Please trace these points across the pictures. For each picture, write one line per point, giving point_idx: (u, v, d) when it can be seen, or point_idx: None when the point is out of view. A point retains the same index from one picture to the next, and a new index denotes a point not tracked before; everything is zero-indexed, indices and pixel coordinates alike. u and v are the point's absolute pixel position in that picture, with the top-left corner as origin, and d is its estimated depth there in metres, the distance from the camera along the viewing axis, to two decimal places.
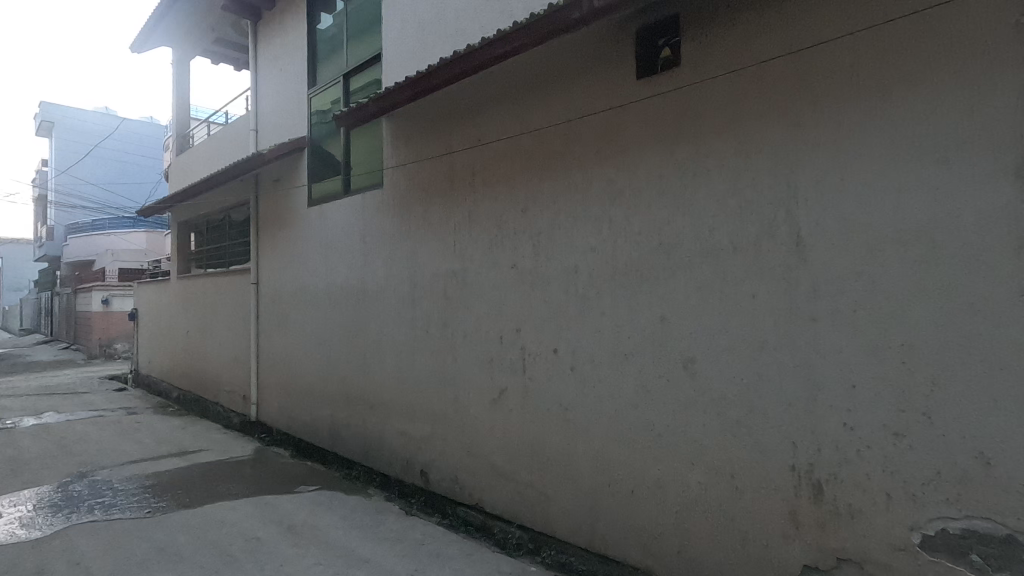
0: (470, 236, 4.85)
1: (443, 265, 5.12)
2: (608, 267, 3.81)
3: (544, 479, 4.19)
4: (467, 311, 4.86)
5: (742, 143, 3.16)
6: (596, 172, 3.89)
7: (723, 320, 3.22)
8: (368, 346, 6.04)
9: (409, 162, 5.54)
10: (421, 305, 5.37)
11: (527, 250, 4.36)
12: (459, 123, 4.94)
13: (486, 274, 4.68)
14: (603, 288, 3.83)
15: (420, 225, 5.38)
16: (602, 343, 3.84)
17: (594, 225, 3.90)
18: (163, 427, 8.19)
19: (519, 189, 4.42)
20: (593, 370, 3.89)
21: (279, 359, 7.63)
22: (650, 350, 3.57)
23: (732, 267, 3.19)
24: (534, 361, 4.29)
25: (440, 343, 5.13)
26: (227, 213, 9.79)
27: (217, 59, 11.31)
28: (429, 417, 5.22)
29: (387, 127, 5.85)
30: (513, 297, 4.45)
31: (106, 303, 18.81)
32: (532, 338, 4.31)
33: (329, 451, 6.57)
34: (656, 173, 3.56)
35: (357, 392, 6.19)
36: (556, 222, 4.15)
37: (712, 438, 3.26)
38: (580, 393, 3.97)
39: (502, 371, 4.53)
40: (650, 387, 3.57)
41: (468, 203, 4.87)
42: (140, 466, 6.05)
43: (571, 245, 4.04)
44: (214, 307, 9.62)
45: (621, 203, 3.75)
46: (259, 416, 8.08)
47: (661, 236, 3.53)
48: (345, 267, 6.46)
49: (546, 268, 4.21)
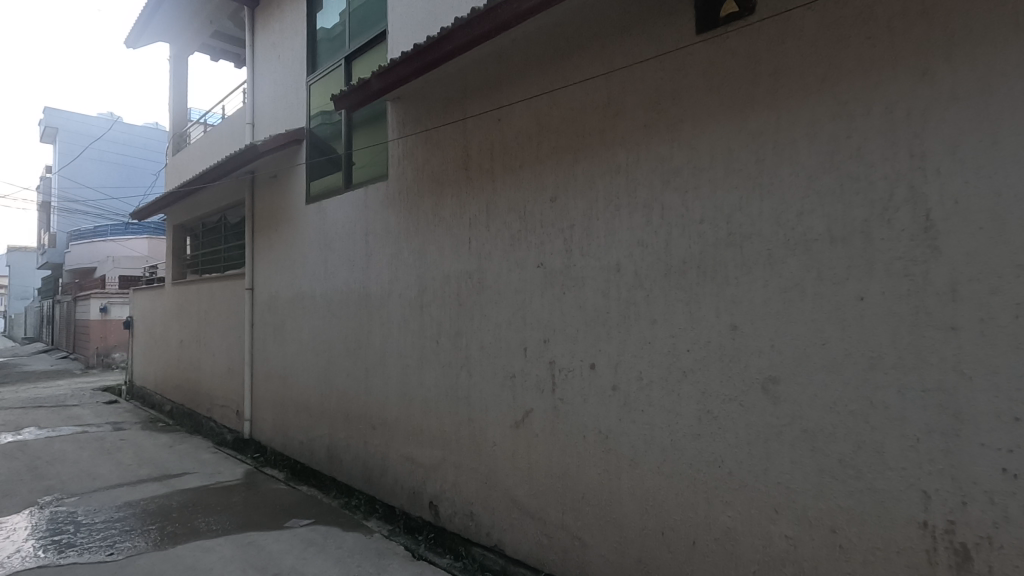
0: (488, 232, 4.18)
1: (456, 266, 4.45)
2: (660, 264, 3.12)
3: (578, 520, 3.49)
4: (484, 319, 4.18)
5: (842, 103, 2.48)
6: (644, 149, 3.22)
7: (818, 330, 2.52)
8: (370, 358, 5.37)
9: (418, 150, 4.88)
10: (430, 313, 4.69)
11: (556, 246, 3.68)
12: (476, 101, 4.29)
13: (507, 276, 4.00)
14: (653, 290, 3.14)
15: (429, 220, 4.73)
16: (652, 358, 3.14)
17: (641, 214, 3.23)
18: (148, 446, 7.52)
19: (548, 175, 3.75)
20: (640, 391, 3.19)
21: (275, 373, 6.96)
22: (717, 367, 2.86)
23: (830, 262, 2.49)
24: (566, 378, 3.59)
25: (452, 356, 4.46)
26: (222, 215, 9.16)
27: (217, 55, 10.74)
28: (440, 441, 4.53)
29: (394, 111, 5.21)
30: (540, 303, 3.77)
31: (105, 311, 18.28)
32: (563, 351, 3.62)
33: (326, 476, 5.88)
34: (723, 148, 2.88)
35: (358, 410, 5.51)
36: (593, 212, 3.47)
37: (804, 481, 2.55)
38: (624, 418, 3.27)
39: (526, 390, 3.84)
40: (716, 412, 2.86)
41: (486, 193, 4.21)
42: (113, 493, 5.39)
43: (611, 239, 3.36)
44: (208, 315, 8.99)
45: (676, 186, 3.07)
46: (253, 434, 7.41)
47: (730, 224, 2.84)
48: (345, 269, 5.80)
49: (581, 267, 3.52)
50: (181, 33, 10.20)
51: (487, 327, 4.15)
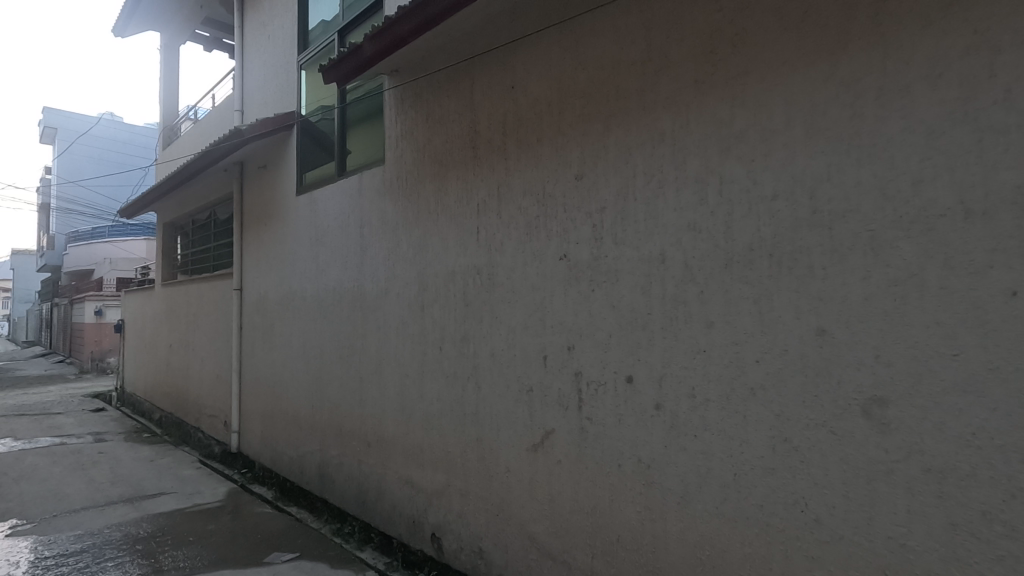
0: (499, 219, 3.56)
1: (461, 261, 3.83)
2: (717, 254, 2.50)
3: (611, 568, 2.86)
4: (496, 321, 3.55)
5: (981, 31, 1.84)
6: (695, 111, 2.60)
7: (947, 336, 1.89)
8: (365, 366, 4.76)
9: (419, 128, 4.27)
10: (432, 315, 4.07)
11: (583, 233, 3.06)
12: (486, 69, 3.69)
13: (523, 271, 3.39)
14: (709, 286, 2.52)
15: (431, 207, 4.11)
16: (708, 370, 2.52)
17: (692, 191, 2.60)
18: (128, 460, 6.93)
19: (573, 149, 3.13)
20: (693, 412, 2.56)
21: (264, 382, 6.36)
22: (798, 383, 2.23)
23: (964, 244, 1.86)
24: (596, 394, 2.97)
25: (457, 364, 3.84)
26: (211, 210, 8.57)
27: (209, 44, 10.18)
28: (443, 464, 3.91)
29: (391, 87, 4.61)
30: (562, 303, 3.15)
31: (100, 314, 17.80)
32: (591, 360, 2.99)
33: (318, 497, 5.26)
34: (804, 103, 2.25)
35: (351, 425, 4.90)
36: (630, 190, 2.85)
37: (927, 538, 1.91)
38: (671, 445, 2.64)
39: (546, 407, 3.22)
40: (797, 442, 2.23)
41: (497, 174, 3.59)
42: (76, 519, 4.80)
43: (653, 223, 2.74)
44: (197, 318, 8.40)
45: (739, 155, 2.44)
46: (241, 447, 6.81)
47: (814, 200, 2.21)
48: (338, 267, 5.19)
49: (614, 259, 2.90)
50: (170, 20, 9.64)
51: (499, 332, 3.53)
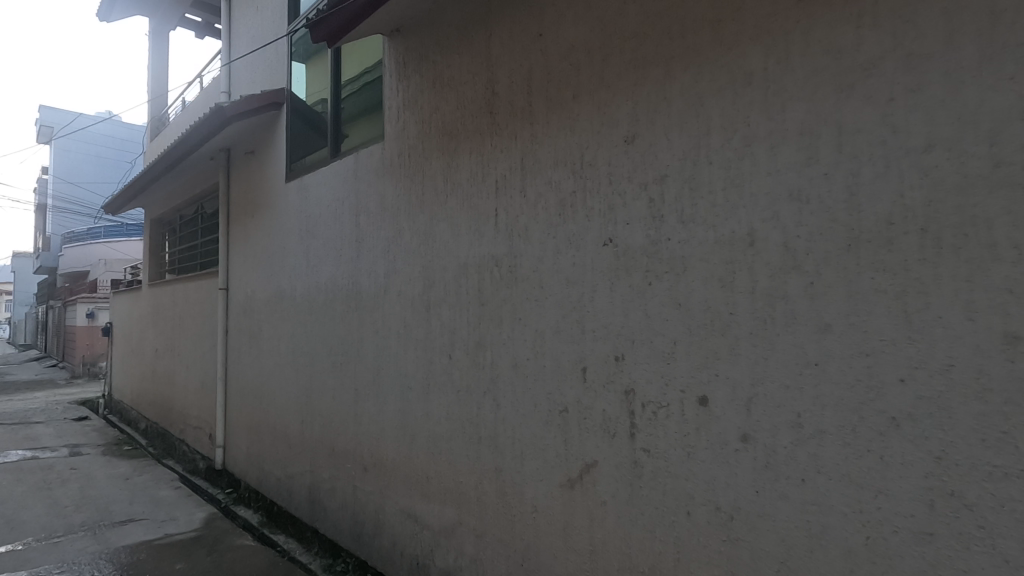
0: (524, 198, 2.89)
1: (475, 251, 3.16)
2: (836, 231, 1.82)
3: None
4: (519, 325, 2.88)
5: None
6: (798, 39, 1.92)
7: None
8: (360, 376, 4.09)
9: (425, 95, 3.60)
10: (440, 317, 3.39)
11: (637, 211, 2.38)
12: (507, 15, 3.03)
13: (554, 261, 2.71)
14: (822, 276, 1.84)
15: (439, 187, 3.45)
16: (820, 391, 1.84)
17: (795, 148, 1.92)
18: (100, 478, 6.28)
19: (621, 104, 2.46)
20: (798, 449, 1.88)
21: (250, 392, 5.69)
22: (973, 413, 1.54)
23: None
24: (654, 419, 2.29)
25: (470, 376, 3.16)
26: (198, 204, 7.93)
27: (200, 30, 9.57)
28: (453, 496, 3.24)
29: (391, 49, 3.94)
30: (607, 301, 2.48)
31: (92, 317, 17.20)
32: (648, 375, 2.31)
33: (307, 526, 4.58)
34: (975, 9, 1.57)
35: (345, 444, 4.22)
36: (702, 152, 2.17)
37: None
38: (765, 492, 1.96)
39: (585, 433, 2.54)
40: (971, 498, 1.54)
41: (521, 142, 2.92)
42: (26, 555, 4.16)
43: (737, 194, 2.07)
44: (182, 321, 7.75)
45: (869, 93, 1.76)
46: (226, 464, 6.13)
47: (998, 148, 1.53)
48: (331, 261, 4.53)
49: (680, 243, 2.22)
50: (157, 4, 9.04)
51: (524, 338, 2.85)
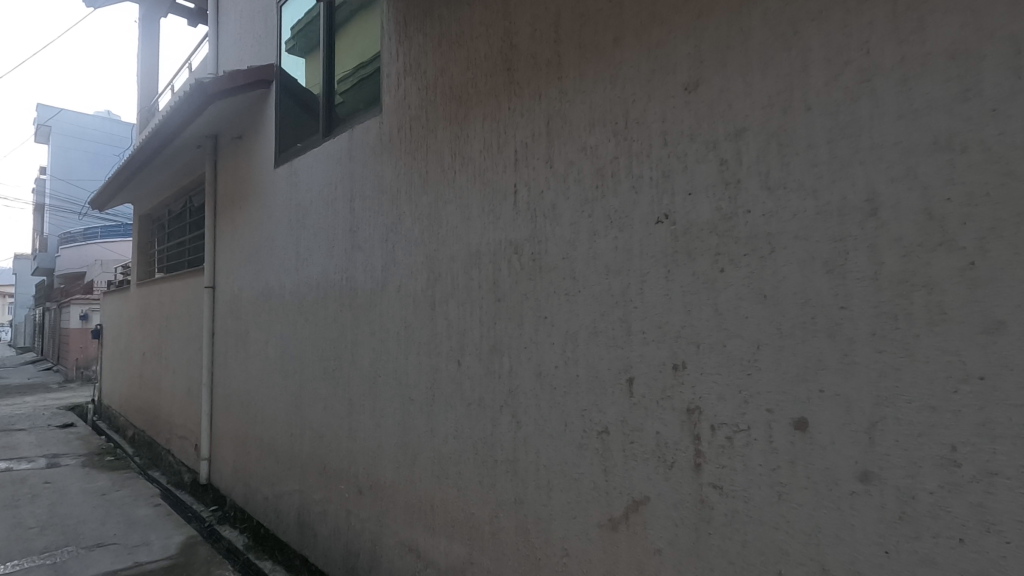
0: (550, 169, 2.36)
1: (489, 235, 2.64)
2: (1010, 190, 1.28)
3: None
4: (546, 324, 2.35)
5: None
6: None
7: None
8: (355, 384, 3.56)
9: (429, 56, 3.08)
10: (446, 316, 2.86)
11: (703, 178, 1.85)
12: None
13: (590, 245, 2.18)
14: (989, 254, 1.31)
15: (446, 162, 2.93)
16: (989, 417, 1.30)
17: (942, 80, 1.39)
18: (75, 493, 5.77)
19: (680, 42, 1.93)
20: (952, 497, 1.34)
21: (236, 400, 5.17)
22: None
23: None
24: (729, 447, 1.75)
25: (483, 386, 2.64)
26: (187, 197, 7.41)
27: (192, 17, 9.08)
28: (462, 529, 2.70)
29: (391, 9, 3.42)
30: (662, 293, 1.94)
31: (86, 318, 16.76)
32: (720, 390, 1.78)
33: (295, 553, 4.05)
34: None
35: (337, 462, 3.70)
36: (797, 94, 1.64)
37: None
38: (898, 553, 1.42)
39: (633, 462, 2.00)
40: None
41: (547, 101, 2.39)
42: None
43: (849, 146, 1.54)
44: (169, 322, 7.23)
45: None
46: (211, 478, 5.61)
47: None
48: (323, 253, 4.01)
49: (765, 216, 1.69)
50: None
51: (552, 341, 2.32)
